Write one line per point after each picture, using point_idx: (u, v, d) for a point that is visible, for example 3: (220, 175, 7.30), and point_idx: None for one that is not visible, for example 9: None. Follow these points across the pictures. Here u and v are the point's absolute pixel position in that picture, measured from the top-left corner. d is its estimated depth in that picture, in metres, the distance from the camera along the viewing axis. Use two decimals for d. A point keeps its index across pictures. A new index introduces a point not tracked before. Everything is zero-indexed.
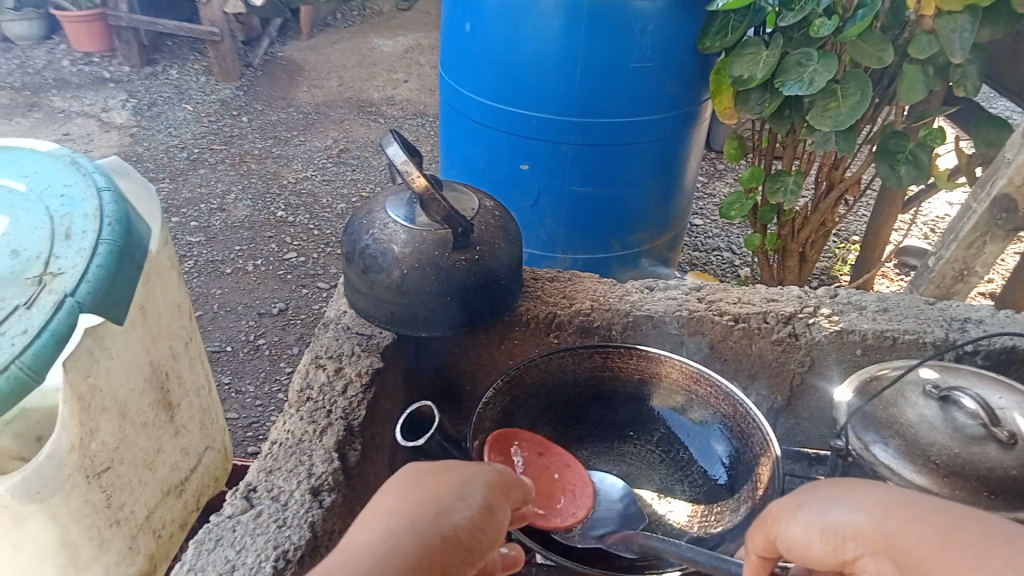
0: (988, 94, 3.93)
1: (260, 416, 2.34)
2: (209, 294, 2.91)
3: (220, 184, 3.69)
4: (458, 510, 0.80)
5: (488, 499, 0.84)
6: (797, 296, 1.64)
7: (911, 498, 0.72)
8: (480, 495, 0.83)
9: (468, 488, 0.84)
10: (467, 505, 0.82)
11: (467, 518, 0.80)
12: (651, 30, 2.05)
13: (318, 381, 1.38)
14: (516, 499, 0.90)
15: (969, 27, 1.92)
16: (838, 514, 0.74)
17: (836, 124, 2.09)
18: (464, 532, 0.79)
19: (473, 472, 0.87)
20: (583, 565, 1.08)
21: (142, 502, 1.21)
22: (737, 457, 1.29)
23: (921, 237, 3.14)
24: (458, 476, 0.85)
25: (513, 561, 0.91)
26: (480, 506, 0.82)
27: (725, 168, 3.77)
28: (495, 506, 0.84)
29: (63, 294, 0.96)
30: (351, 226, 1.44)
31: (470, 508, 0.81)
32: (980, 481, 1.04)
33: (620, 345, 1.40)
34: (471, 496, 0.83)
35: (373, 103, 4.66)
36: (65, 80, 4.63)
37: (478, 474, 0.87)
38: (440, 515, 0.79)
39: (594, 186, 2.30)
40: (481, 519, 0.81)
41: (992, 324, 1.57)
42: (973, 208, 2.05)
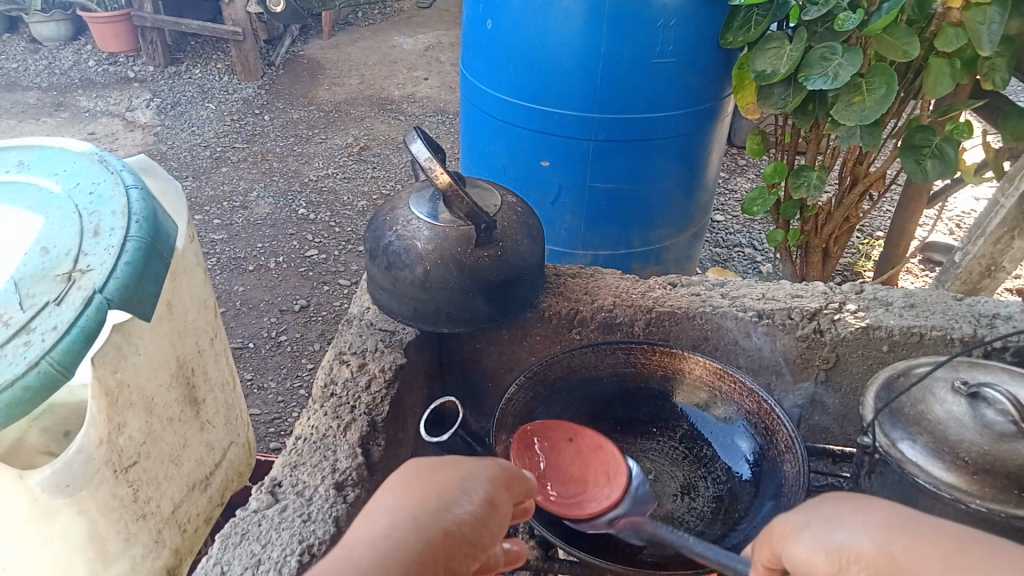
0: (1016, 87, 3.87)
1: (282, 412, 2.36)
2: (232, 291, 2.94)
3: (242, 182, 3.73)
4: (461, 505, 0.81)
5: (490, 493, 0.85)
6: (822, 292, 1.63)
7: (917, 517, 0.72)
8: (482, 490, 0.84)
9: (470, 482, 0.84)
10: (470, 500, 0.82)
11: (470, 512, 0.81)
12: (673, 26, 2.04)
13: (342, 377, 1.39)
14: (518, 494, 0.89)
15: (999, 19, 1.89)
16: (844, 534, 0.74)
17: (860, 118, 2.07)
18: (466, 526, 0.79)
19: (475, 466, 0.87)
20: (614, 562, 1.08)
21: (168, 496, 1.22)
22: (760, 453, 1.28)
23: (948, 232, 3.10)
24: (460, 471, 0.85)
25: (516, 557, 0.90)
26: (482, 500, 0.83)
27: (747, 164, 3.74)
28: (498, 501, 0.85)
29: (92, 290, 0.97)
30: (374, 223, 1.45)
31: (472, 502, 0.82)
32: (1011, 479, 1.02)
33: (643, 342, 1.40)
34: (473, 490, 0.83)
35: (394, 100, 4.68)
36: (90, 80, 4.70)
37: (479, 467, 0.87)
38: (442, 510, 0.79)
39: (615, 182, 2.30)
40: (483, 513, 0.82)
41: (1021, 320, 1.54)
42: (1001, 203, 2.02)
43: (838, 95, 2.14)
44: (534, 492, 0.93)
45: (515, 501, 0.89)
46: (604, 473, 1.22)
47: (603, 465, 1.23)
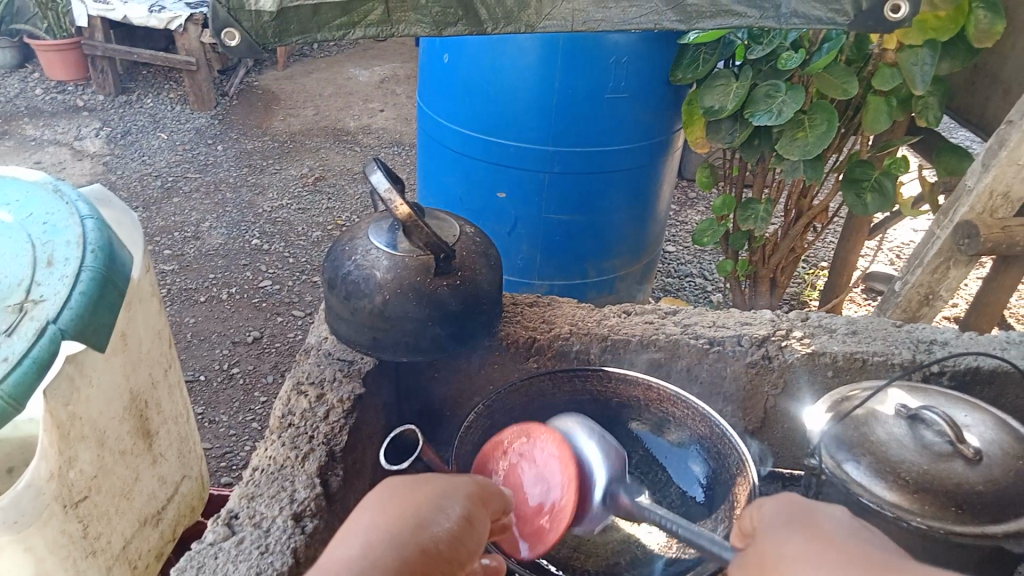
0: (949, 124, 4.07)
1: (234, 445, 2.33)
2: (183, 322, 2.89)
3: (194, 212, 3.68)
4: (438, 522, 0.82)
5: (468, 510, 0.85)
6: (770, 320, 1.69)
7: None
8: (460, 507, 0.85)
9: (447, 499, 0.85)
10: (447, 517, 0.83)
11: (446, 529, 0.82)
12: (625, 62, 2.10)
13: (300, 408, 1.38)
14: (496, 509, 0.91)
15: (930, 61, 2.00)
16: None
17: (803, 153, 2.15)
18: (443, 543, 0.80)
19: (453, 483, 0.88)
20: None
21: (119, 532, 1.20)
22: (714, 477, 1.32)
23: (887, 263, 3.22)
24: (438, 488, 0.86)
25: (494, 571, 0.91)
26: (459, 517, 0.84)
27: (696, 197, 3.84)
28: (475, 516, 0.86)
29: (45, 321, 0.96)
30: (333, 253, 1.46)
31: (449, 519, 0.83)
32: (949, 497, 1.07)
33: (598, 369, 1.42)
34: (450, 508, 0.84)
35: (349, 132, 4.69)
36: (36, 108, 4.61)
37: (458, 484, 0.88)
38: (419, 528, 0.80)
39: (569, 213, 2.34)
40: (460, 530, 0.83)
41: (956, 345, 1.62)
42: (937, 234, 2.12)
43: (782, 130, 2.23)
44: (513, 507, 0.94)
45: (492, 517, 0.90)
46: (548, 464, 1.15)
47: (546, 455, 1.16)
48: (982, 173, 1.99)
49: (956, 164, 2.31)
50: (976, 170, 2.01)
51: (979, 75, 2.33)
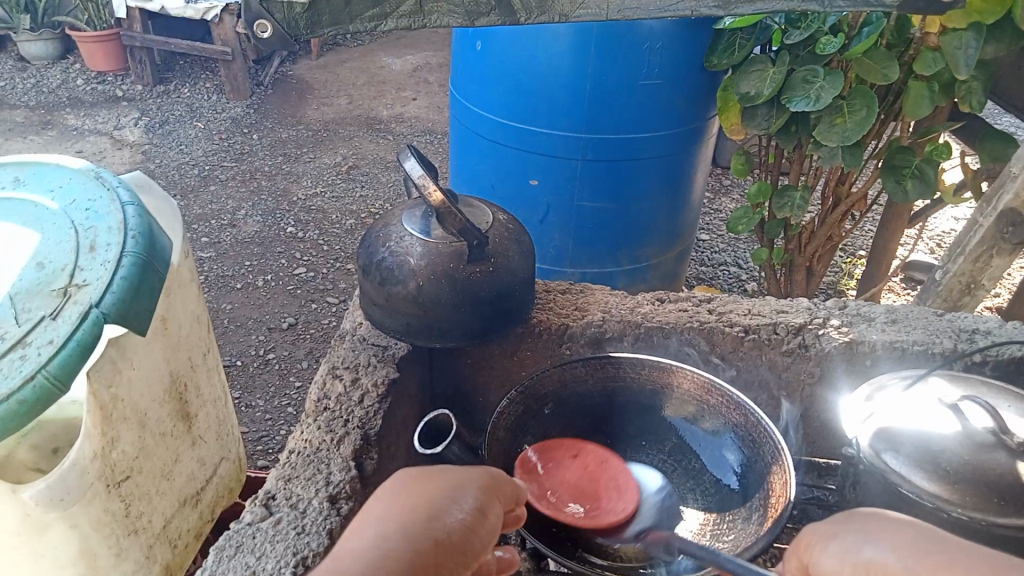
0: (994, 109, 3.97)
1: (270, 429, 2.36)
2: (220, 309, 2.94)
3: (231, 200, 3.73)
4: (452, 514, 0.82)
5: (481, 502, 0.86)
6: (807, 308, 1.67)
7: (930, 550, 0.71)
8: (473, 499, 0.86)
9: (460, 492, 0.86)
10: (460, 509, 0.84)
11: (460, 520, 0.82)
12: (659, 48, 2.08)
13: (335, 392, 1.40)
14: (508, 502, 0.91)
15: (975, 44, 1.95)
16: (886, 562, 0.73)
17: (842, 139, 2.12)
18: (457, 534, 0.81)
19: (464, 476, 0.89)
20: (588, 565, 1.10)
21: (160, 511, 1.23)
22: (749, 465, 1.30)
23: (928, 252, 3.16)
24: (452, 480, 0.87)
25: (508, 564, 0.90)
26: (473, 509, 0.84)
27: (731, 184, 3.79)
28: (488, 508, 0.86)
29: (88, 305, 0.98)
30: (367, 239, 1.47)
31: (462, 511, 0.83)
32: (991, 490, 1.04)
33: (628, 357, 1.42)
34: (464, 500, 0.85)
35: (382, 120, 4.71)
36: (78, 99, 4.70)
37: (469, 477, 0.89)
38: (433, 518, 0.81)
39: (602, 201, 2.33)
40: (473, 520, 0.83)
41: (1000, 335, 1.58)
42: (980, 222, 2.07)
43: (820, 116, 2.19)
44: (524, 501, 0.94)
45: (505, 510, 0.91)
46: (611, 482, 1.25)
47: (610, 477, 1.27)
48: None
49: (1002, 150, 2.25)
50: (1021, 156, 1.96)
51: None
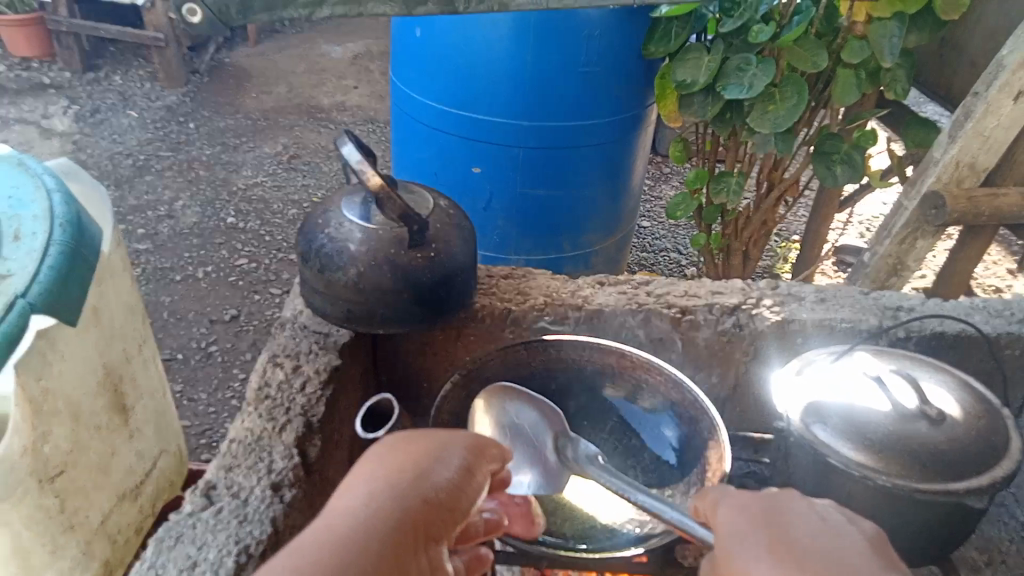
0: (919, 96, 4.13)
1: (213, 423, 2.33)
2: (158, 302, 2.87)
3: (167, 191, 3.64)
4: (437, 472, 0.84)
5: (467, 461, 0.88)
6: (742, 289, 1.71)
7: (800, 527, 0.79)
8: (459, 459, 0.87)
9: (446, 451, 0.87)
10: (446, 468, 0.85)
11: (446, 478, 0.84)
12: (597, 36, 2.10)
13: (276, 379, 1.39)
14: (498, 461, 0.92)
15: (898, 33, 2.03)
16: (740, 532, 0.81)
17: (774, 126, 2.18)
18: (444, 491, 0.82)
19: (452, 437, 0.90)
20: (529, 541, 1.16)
21: (97, 506, 1.20)
22: (686, 441, 1.34)
23: (858, 235, 3.28)
24: (436, 442, 0.89)
25: (496, 525, 0.93)
26: (458, 468, 0.86)
27: (671, 171, 3.86)
28: (475, 468, 0.88)
29: (14, 296, 0.95)
30: (306, 226, 1.45)
31: (448, 470, 0.85)
32: (910, 458, 1.10)
33: (550, 340, 1.43)
34: (449, 460, 0.86)
35: (323, 108, 4.64)
36: (1, 86, 4.50)
37: (456, 439, 0.90)
38: (419, 478, 0.82)
39: (545, 188, 2.35)
40: (460, 479, 0.85)
41: (923, 311, 1.66)
42: (906, 206, 2.16)
43: (753, 103, 2.25)
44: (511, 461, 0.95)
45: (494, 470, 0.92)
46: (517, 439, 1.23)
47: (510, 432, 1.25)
48: (948, 143, 2.02)
49: (925, 136, 2.34)
50: (942, 141, 2.05)
51: (946, 47, 2.36)
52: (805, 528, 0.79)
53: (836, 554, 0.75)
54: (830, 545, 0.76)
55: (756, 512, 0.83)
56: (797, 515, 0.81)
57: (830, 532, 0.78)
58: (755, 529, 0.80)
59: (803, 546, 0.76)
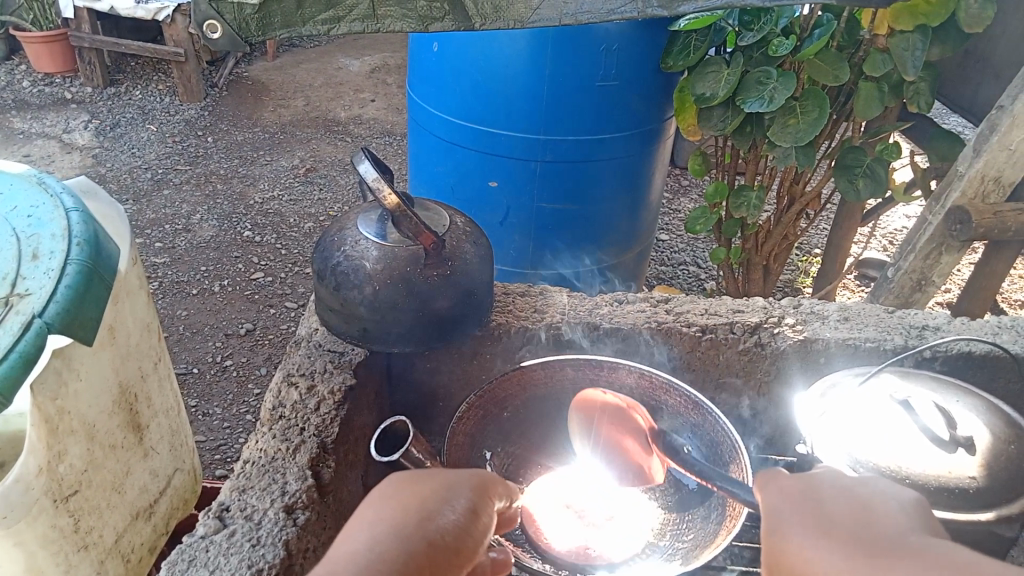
0: (940, 109, 4.09)
1: (228, 437, 2.32)
2: (175, 315, 2.88)
3: (185, 205, 3.66)
4: (444, 514, 0.82)
5: (473, 503, 0.86)
6: (762, 307, 1.69)
7: (843, 506, 0.72)
8: (465, 500, 0.85)
9: (453, 492, 0.85)
10: (452, 509, 0.83)
11: (453, 521, 0.82)
12: (615, 50, 2.09)
13: (290, 400, 1.38)
14: (501, 500, 0.91)
15: (921, 46, 2.01)
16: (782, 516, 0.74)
17: (796, 139, 2.15)
18: (450, 535, 0.80)
19: (456, 478, 0.88)
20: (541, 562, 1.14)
21: (110, 526, 1.19)
22: (708, 465, 1.31)
23: (880, 249, 3.23)
24: (442, 482, 0.86)
25: (502, 564, 0.92)
26: (465, 509, 0.84)
27: (689, 184, 3.84)
28: (481, 509, 0.86)
29: (30, 315, 0.95)
30: (322, 244, 1.44)
31: (455, 511, 0.83)
32: (939, 483, 1.06)
33: (534, 363, 1.38)
34: (456, 501, 0.84)
35: (340, 122, 4.67)
36: (24, 101, 4.56)
37: (461, 478, 0.88)
38: (425, 519, 0.80)
39: (562, 203, 2.33)
40: (466, 522, 0.83)
41: (948, 330, 1.62)
42: (929, 220, 2.12)
43: (774, 117, 2.22)
44: (515, 500, 0.94)
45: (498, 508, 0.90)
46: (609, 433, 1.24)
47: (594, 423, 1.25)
48: (974, 157, 1.99)
49: (949, 149, 2.30)
50: (967, 155, 2.01)
51: (970, 60, 2.32)
52: (847, 502, 0.73)
53: (876, 525, 0.69)
54: (872, 515, 0.70)
55: (798, 494, 0.77)
56: (835, 485, 0.75)
57: (874, 502, 0.71)
58: (800, 512, 0.74)
59: (844, 521, 0.70)
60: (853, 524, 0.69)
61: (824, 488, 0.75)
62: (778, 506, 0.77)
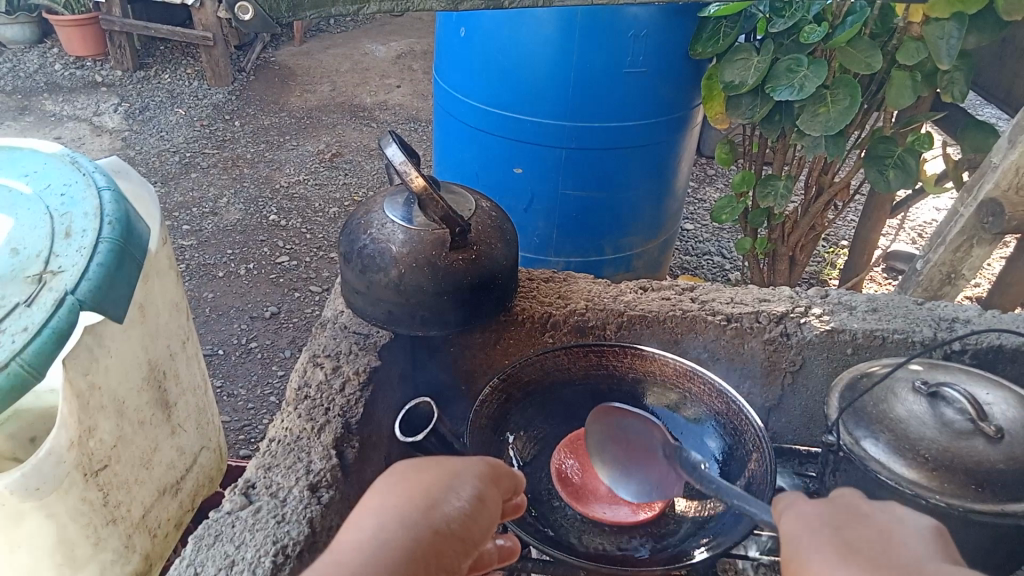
0: (974, 100, 4.02)
1: (252, 419, 2.35)
2: (201, 297, 2.91)
3: (212, 188, 3.70)
4: (449, 502, 0.83)
5: (479, 490, 0.86)
6: (789, 296, 1.67)
7: (858, 530, 0.78)
8: (471, 487, 0.86)
9: (457, 480, 0.86)
10: (458, 496, 0.84)
11: (458, 509, 0.83)
12: (644, 36, 2.07)
13: (315, 380, 1.39)
14: (507, 489, 0.92)
15: (956, 34, 1.96)
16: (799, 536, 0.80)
17: (826, 128, 2.12)
18: (456, 522, 0.81)
19: (463, 465, 0.89)
20: (560, 549, 1.13)
21: (138, 500, 1.21)
22: (730, 453, 1.30)
23: (909, 241, 3.19)
24: (447, 469, 0.87)
25: (509, 553, 0.93)
26: (470, 497, 0.85)
27: (715, 174, 3.81)
28: (487, 496, 0.87)
29: (63, 292, 0.96)
30: (348, 226, 1.45)
31: (460, 499, 0.84)
32: (966, 476, 1.06)
33: (556, 347, 1.40)
34: (461, 489, 0.85)
35: (366, 107, 4.68)
36: (56, 84, 4.62)
37: (467, 466, 0.89)
38: (430, 508, 0.81)
39: (587, 190, 2.32)
40: (472, 509, 0.84)
41: (979, 323, 1.59)
42: (961, 212, 2.08)
43: (803, 105, 2.19)
44: (523, 488, 0.95)
45: (503, 496, 0.91)
46: (632, 439, 1.21)
47: (614, 423, 1.23)
48: (1008, 148, 1.94)
49: (983, 140, 2.26)
50: (1001, 146, 1.97)
51: (1007, 49, 2.27)
52: (870, 530, 0.78)
53: (897, 551, 0.74)
54: (891, 541, 0.76)
55: (817, 513, 0.82)
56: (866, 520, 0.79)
57: (892, 530, 0.78)
58: (816, 528, 0.79)
59: (865, 544, 0.76)
60: (872, 548, 0.75)
61: (843, 511, 0.82)
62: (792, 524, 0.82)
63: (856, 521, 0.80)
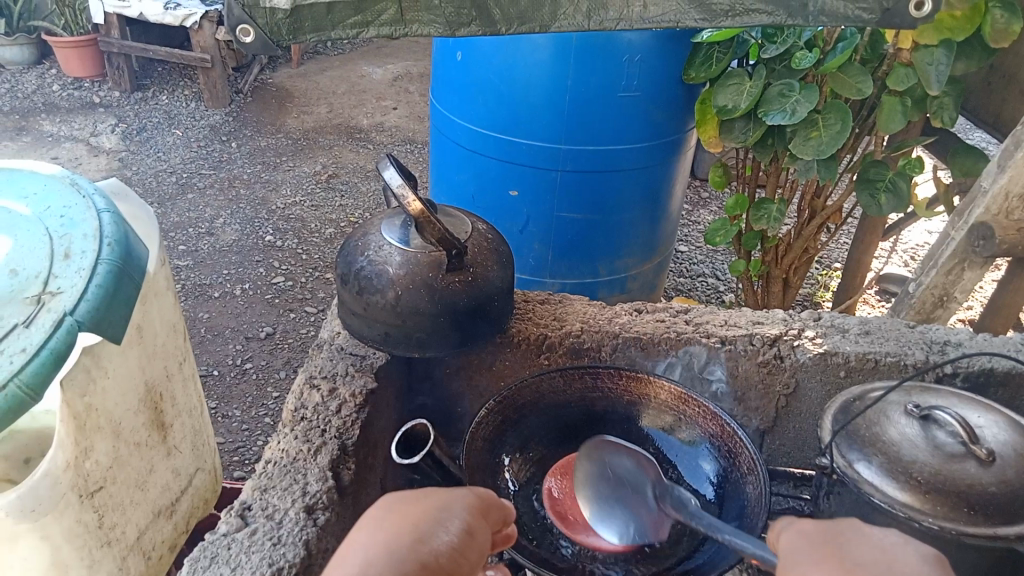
0: (964, 125, 4.07)
1: (247, 440, 2.34)
2: (196, 317, 2.91)
3: (209, 209, 3.71)
4: (437, 536, 0.83)
5: (468, 523, 0.87)
6: (782, 319, 1.69)
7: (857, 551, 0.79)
8: (459, 521, 0.86)
9: (446, 514, 0.86)
10: (446, 530, 0.84)
11: (447, 542, 0.83)
12: (638, 61, 2.10)
13: (312, 402, 1.39)
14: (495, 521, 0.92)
15: (945, 61, 1.99)
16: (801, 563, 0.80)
17: (818, 153, 2.15)
18: (444, 556, 0.81)
19: (450, 498, 0.90)
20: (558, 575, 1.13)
21: (133, 522, 1.21)
22: (724, 476, 1.31)
23: (902, 265, 3.22)
24: (435, 503, 0.88)
25: None
26: (459, 530, 0.85)
27: (709, 197, 3.84)
28: (476, 529, 0.87)
29: (62, 313, 0.97)
30: (346, 248, 1.46)
31: (448, 533, 0.84)
32: (959, 498, 1.07)
33: (552, 369, 1.42)
34: (449, 522, 0.85)
35: (362, 129, 4.71)
36: (53, 105, 4.64)
37: (456, 499, 0.90)
38: (418, 542, 0.81)
39: (582, 212, 2.34)
40: (461, 542, 0.84)
41: (970, 346, 1.61)
42: (952, 236, 2.10)
43: (795, 130, 2.22)
44: (512, 520, 0.95)
45: (493, 529, 0.92)
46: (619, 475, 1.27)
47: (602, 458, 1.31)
48: (997, 173, 1.97)
49: (972, 164, 2.29)
50: (991, 170, 2.00)
51: (995, 76, 2.31)
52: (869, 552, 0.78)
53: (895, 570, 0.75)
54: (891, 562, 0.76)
55: (817, 539, 0.83)
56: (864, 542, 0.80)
57: (891, 549, 0.78)
58: (814, 553, 0.81)
59: (865, 563, 0.77)
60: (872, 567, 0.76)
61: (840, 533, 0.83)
62: (792, 550, 0.83)
63: (856, 543, 0.80)
